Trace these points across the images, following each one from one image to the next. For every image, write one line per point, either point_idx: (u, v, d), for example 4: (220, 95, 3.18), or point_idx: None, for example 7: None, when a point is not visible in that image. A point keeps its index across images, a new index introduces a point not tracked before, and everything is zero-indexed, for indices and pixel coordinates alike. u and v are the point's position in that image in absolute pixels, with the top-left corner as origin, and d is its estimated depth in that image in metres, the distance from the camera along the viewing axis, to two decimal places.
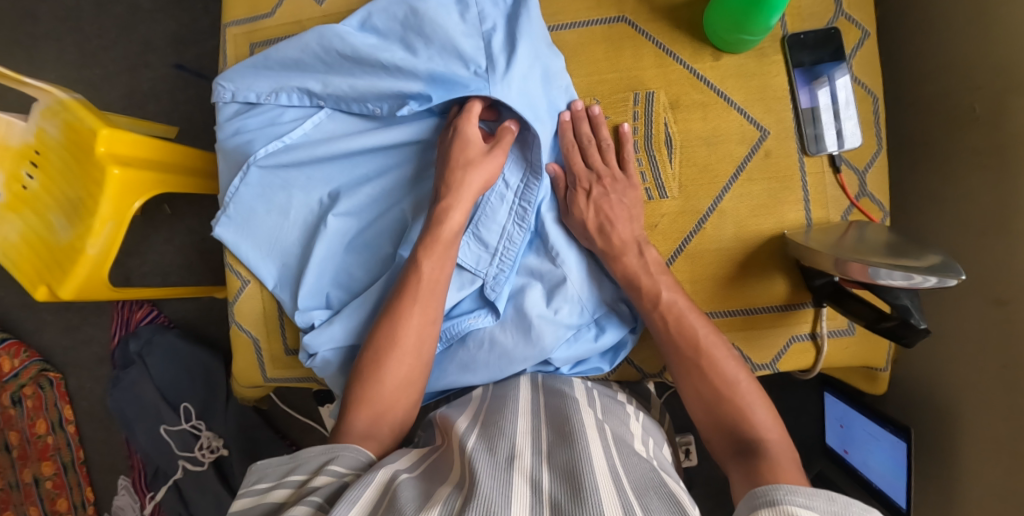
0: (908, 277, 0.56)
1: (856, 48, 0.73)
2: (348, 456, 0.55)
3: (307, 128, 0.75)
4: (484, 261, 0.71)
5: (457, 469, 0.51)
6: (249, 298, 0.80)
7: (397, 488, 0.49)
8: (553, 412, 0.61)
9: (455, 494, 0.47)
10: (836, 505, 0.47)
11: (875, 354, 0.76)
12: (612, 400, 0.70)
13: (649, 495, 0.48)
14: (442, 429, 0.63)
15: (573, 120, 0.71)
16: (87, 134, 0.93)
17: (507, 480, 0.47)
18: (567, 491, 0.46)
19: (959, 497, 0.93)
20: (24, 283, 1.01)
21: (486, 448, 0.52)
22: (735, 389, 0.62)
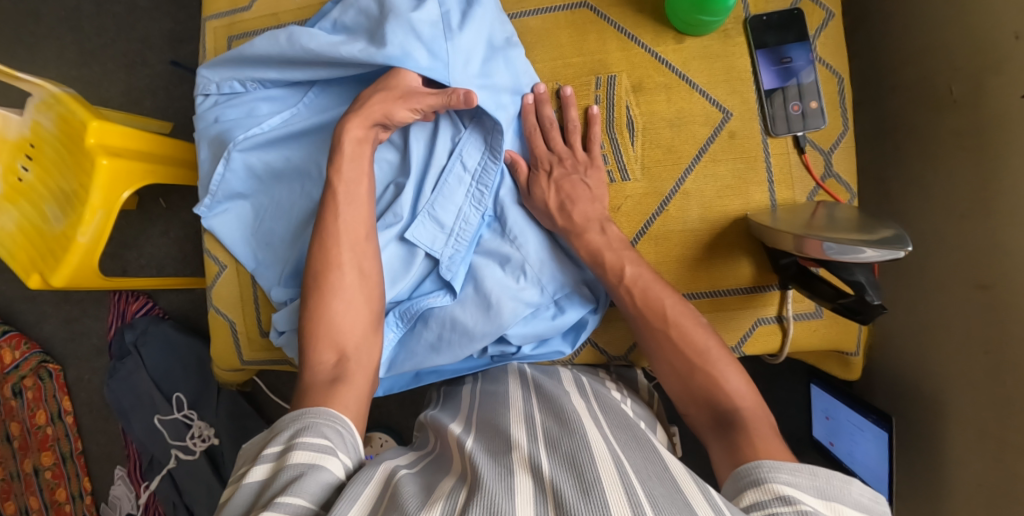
0: (859, 252, 0.56)
1: (820, 30, 0.74)
2: (320, 425, 0.54)
3: (285, 117, 0.76)
4: (440, 241, 0.72)
5: (459, 465, 0.53)
6: (226, 282, 0.82)
7: (399, 482, 0.51)
8: (549, 403, 0.63)
9: (458, 485, 0.49)
10: (819, 478, 0.48)
11: (844, 338, 0.76)
12: (601, 387, 0.73)
13: (653, 470, 0.49)
14: (437, 433, 0.66)
15: (536, 102, 0.73)
16: (78, 126, 0.96)
17: (507, 470, 0.49)
18: (565, 471, 0.48)
19: (945, 486, 0.92)
20: (19, 272, 1.04)
21: (485, 448, 0.55)
22: (707, 360, 0.62)
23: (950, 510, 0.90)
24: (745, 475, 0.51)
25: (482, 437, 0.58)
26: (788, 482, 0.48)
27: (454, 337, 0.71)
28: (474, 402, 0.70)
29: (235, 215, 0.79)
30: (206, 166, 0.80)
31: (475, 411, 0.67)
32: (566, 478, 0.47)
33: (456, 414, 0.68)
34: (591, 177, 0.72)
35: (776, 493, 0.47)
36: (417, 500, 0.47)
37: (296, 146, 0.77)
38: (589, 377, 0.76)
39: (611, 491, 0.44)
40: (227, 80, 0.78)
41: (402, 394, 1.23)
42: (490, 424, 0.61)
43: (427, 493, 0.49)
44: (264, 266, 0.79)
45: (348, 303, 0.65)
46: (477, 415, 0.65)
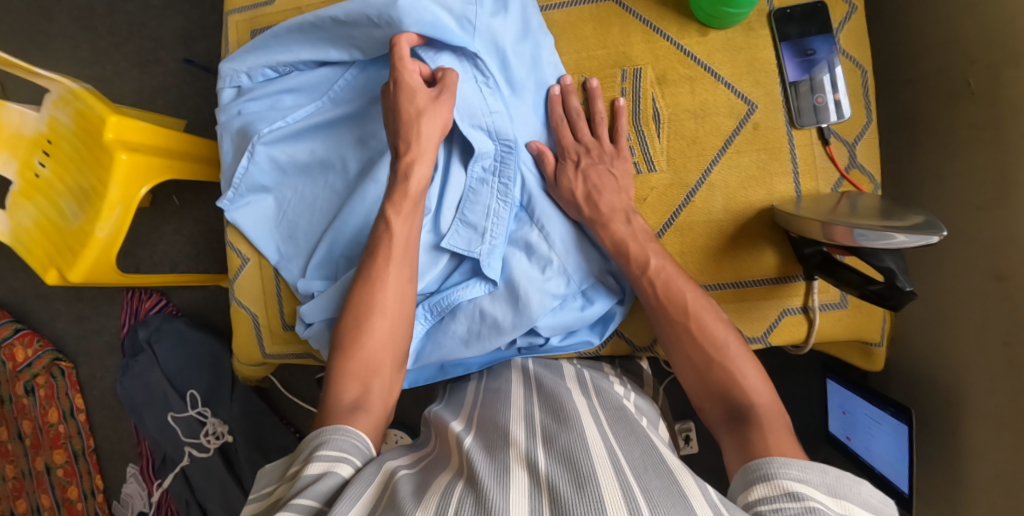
0: (890, 238, 0.56)
1: (843, 22, 0.74)
2: (338, 440, 0.55)
3: (311, 110, 0.76)
4: (475, 242, 0.72)
5: (457, 461, 0.53)
6: (249, 276, 0.82)
7: (396, 481, 0.50)
8: (548, 399, 0.63)
9: (455, 481, 0.49)
10: (829, 477, 0.47)
11: (869, 327, 0.76)
12: (603, 381, 0.73)
13: (649, 464, 0.49)
14: (437, 430, 0.66)
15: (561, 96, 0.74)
16: (96, 121, 0.96)
17: (503, 465, 0.49)
18: (561, 466, 0.47)
19: (963, 478, 0.91)
20: (36, 267, 1.04)
21: (483, 445, 0.54)
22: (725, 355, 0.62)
23: (969, 502, 0.90)
24: (757, 471, 0.51)
25: (478, 433, 0.58)
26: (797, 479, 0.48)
27: (482, 328, 0.72)
28: (477, 397, 0.70)
29: (258, 208, 0.79)
30: (230, 159, 0.80)
31: (476, 408, 0.66)
32: (562, 474, 0.46)
33: (460, 410, 0.68)
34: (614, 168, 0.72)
35: (786, 489, 0.47)
36: (413, 498, 0.46)
37: (320, 138, 0.77)
38: (590, 371, 0.76)
39: (606, 487, 0.44)
40: (253, 71, 0.78)
41: (417, 390, 1.23)
42: (487, 420, 0.61)
43: (423, 488, 0.49)
44: (289, 258, 0.79)
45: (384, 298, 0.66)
46: (478, 411, 0.65)
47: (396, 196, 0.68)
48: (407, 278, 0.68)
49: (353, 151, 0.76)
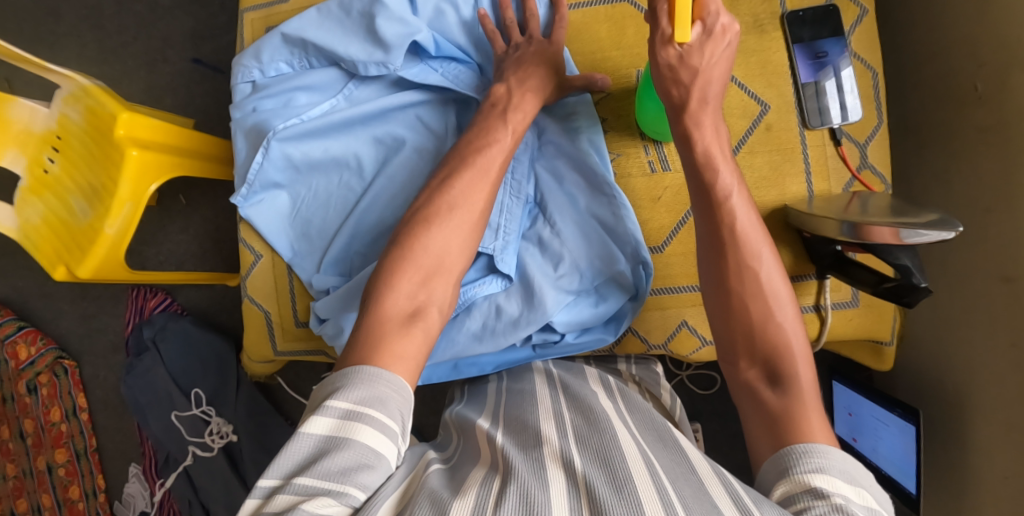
0: (906, 233, 0.57)
1: (854, 26, 0.75)
2: (386, 398, 0.50)
3: (325, 106, 0.77)
4: (490, 238, 0.71)
5: (490, 456, 0.53)
6: (261, 273, 0.81)
7: (430, 473, 0.52)
8: (575, 401, 0.63)
9: (490, 475, 0.49)
10: (852, 469, 0.47)
11: (880, 326, 0.76)
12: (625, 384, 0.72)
13: (684, 469, 0.49)
14: (462, 431, 0.66)
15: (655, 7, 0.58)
16: (107, 118, 0.96)
17: (538, 463, 0.49)
18: (595, 470, 0.47)
19: (970, 479, 0.92)
20: (44, 264, 1.04)
21: (516, 443, 0.55)
22: (767, 328, 0.58)
23: (975, 502, 0.90)
24: (780, 462, 0.49)
25: (507, 433, 0.58)
26: (819, 471, 0.46)
27: (498, 325, 0.72)
28: (501, 397, 0.70)
29: (272, 204, 0.79)
30: (244, 156, 0.80)
31: (501, 411, 0.66)
32: (597, 476, 0.46)
33: (484, 411, 0.68)
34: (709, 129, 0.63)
35: (808, 485, 0.45)
36: (449, 489, 0.47)
37: (335, 135, 0.76)
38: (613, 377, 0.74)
39: (643, 490, 0.43)
40: (267, 67, 0.78)
41: (424, 390, 1.23)
42: (516, 419, 0.61)
43: (458, 482, 0.49)
44: (302, 255, 0.79)
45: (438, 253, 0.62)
46: (505, 413, 0.65)
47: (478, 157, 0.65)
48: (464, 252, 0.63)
49: (368, 149, 0.76)
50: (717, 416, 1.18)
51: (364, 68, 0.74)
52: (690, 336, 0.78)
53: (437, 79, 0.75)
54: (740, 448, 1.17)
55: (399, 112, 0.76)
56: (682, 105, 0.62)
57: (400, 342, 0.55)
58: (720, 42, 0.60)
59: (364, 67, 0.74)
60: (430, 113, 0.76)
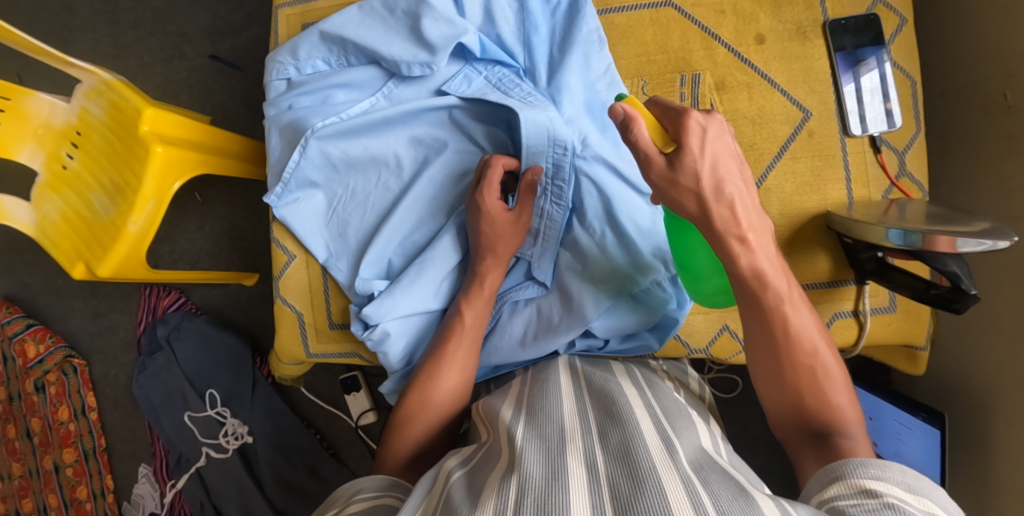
0: (960, 242, 0.57)
1: (895, 34, 0.75)
2: (369, 483, 0.58)
3: (363, 106, 0.77)
4: (528, 244, 0.74)
5: (507, 455, 0.52)
6: (295, 273, 0.81)
7: (450, 488, 0.50)
8: (599, 394, 0.62)
9: (507, 475, 0.48)
10: (909, 476, 0.48)
11: (916, 332, 0.77)
12: (653, 376, 0.71)
13: (709, 465, 0.49)
14: (485, 421, 0.65)
15: (624, 118, 0.52)
16: (131, 113, 0.94)
17: (559, 460, 0.48)
18: (618, 464, 0.47)
19: (992, 483, 0.93)
20: (62, 262, 1.02)
21: (535, 435, 0.54)
22: (827, 411, 0.58)
23: (998, 508, 0.91)
24: (835, 469, 0.51)
25: (527, 424, 0.57)
26: (875, 477, 0.48)
27: (540, 331, 0.73)
28: (524, 385, 0.69)
29: (308, 205, 0.79)
30: (279, 154, 0.80)
31: (522, 399, 0.65)
32: (620, 472, 0.46)
33: (510, 396, 0.67)
34: (751, 243, 0.54)
35: (861, 486, 0.47)
36: (466, 501, 0.46)
37: (373, 135, 0.76)
38: (641, 369, 0.73)
39: (669, 484, 0.43)
40: (304, 64, 0.78)
41: None
42: (537, 409, 0.60)
43: (478, 489, 0.48)
44: (338, 256, 0.79)
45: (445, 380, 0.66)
46: (525, 402, 0.64)
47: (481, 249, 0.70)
48: (467, 360, 0.68)
49: (407, 149, 0.76)
50: (738, 420, 1.19)
51: (407, 69, 0.74)
52: (732, 341, 0.80)
53: (482, 82, 0.74)
54: (760, 451, 1.18)
55: (437, 113, 0.75)
56: (706, 218, 0.52)
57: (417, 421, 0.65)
58: (723, 136, 0.51)
59: (406, 68, 0.74)
60: (478, 116, 0.75)
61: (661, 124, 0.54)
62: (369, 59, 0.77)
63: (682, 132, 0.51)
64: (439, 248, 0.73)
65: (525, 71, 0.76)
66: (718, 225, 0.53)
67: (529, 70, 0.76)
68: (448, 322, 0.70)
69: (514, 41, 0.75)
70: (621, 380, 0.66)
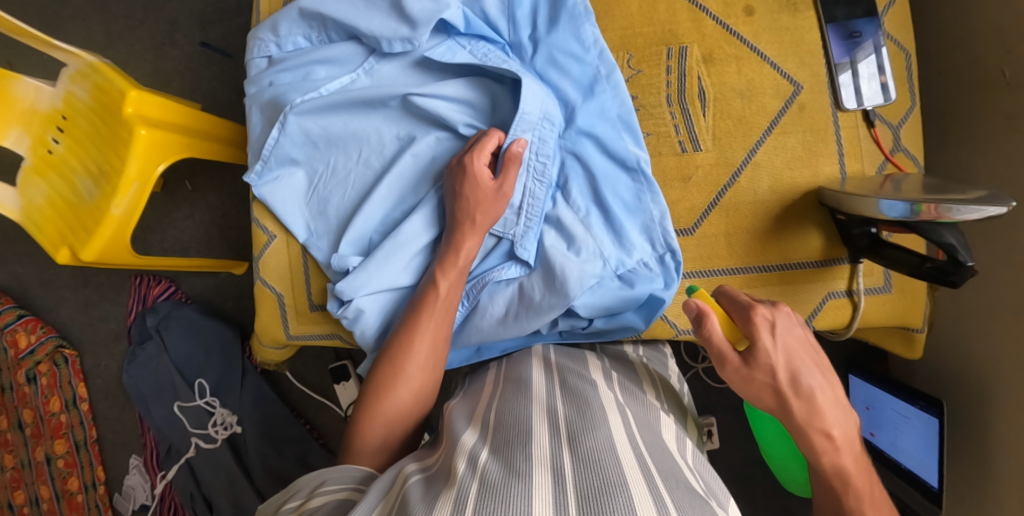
0: (958, 209, 0.55)
1: (887, 5, 0.73)
2: (336, 476, 0.59)
3: (342, 82, 0.75)
4: (511, 222, 0.71)
5: (462, 459, 0.53)
6: (275, 253, 0.79)
7: (406, 490, 0.51)
8: (571, 396, 0.63)
9: (469, 476, 0.49)
10: None
11: (912, 312, 0.74)
12: (632, 380, 0.70)
13: (678, 479, 0.50)
14: (447, 425, 0.66)
15: (698, 313, 0.57)
16: (115, 96, 0.93)
17: (525, 464, 0.49)
18: (584, 471, 0.48)
19: (991, 473, 0.90)
20: (47, 246, 1.01)
21: (502, 441, 0.55)
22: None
23: (998, 499, 0.89)
24: None
25: (494, 430, 0.58)
26: None
27: (522, 311, 0.71)
28: (497, 387, 0.70)
29: (288, 183, 0.77)
30: (260, 130, 0.78)
31: (493, 402, 0.66)
32: (588, 480, 0.46)
33: (474, 405, 0.67)
34: (837, 439, 0.57)
35: None
36: (423, 504, 0.46)
37: (353, 111, 0.74)
38: (619, 371, 0.72)
39: (637, 497, 0.44)
40: (285, 40, 0.76)
41: None
42: (506, 413, 0.61)
43: (436, 490, 0.49)
44: (319, 235, 0.77)
45: (412, 354, 0.66)
46: (495, 407, 0.64)
47: (460, 218, 0.68)
48: (439, 335, 0.68)
49: (389, 127, 0.74)
50: (732, 411, 1.17)
51: (388, 44, 0.72)
52: None
53: (466, 56, 0.71)
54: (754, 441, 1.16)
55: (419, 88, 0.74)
56: (785, 411, 0.57)
57: (384, 408, 0.66)
58: (792, 330, 0.57)
59: (387, 44, 0.72)
60: (465, 91, 0.73)
61: (732, 319, 0.59)
62: (350, 34, 0.75)
63: (754, 329, 0.56)
64: (412, 224, 0.71)
65: (510, 46, 0.74)
66: (801, 420, 0.57)
67: (514, 44, 0.73)
68: (419, 295, 0.69)
69: (499, 15, 0.72)
70: (594, 381, 0.67)
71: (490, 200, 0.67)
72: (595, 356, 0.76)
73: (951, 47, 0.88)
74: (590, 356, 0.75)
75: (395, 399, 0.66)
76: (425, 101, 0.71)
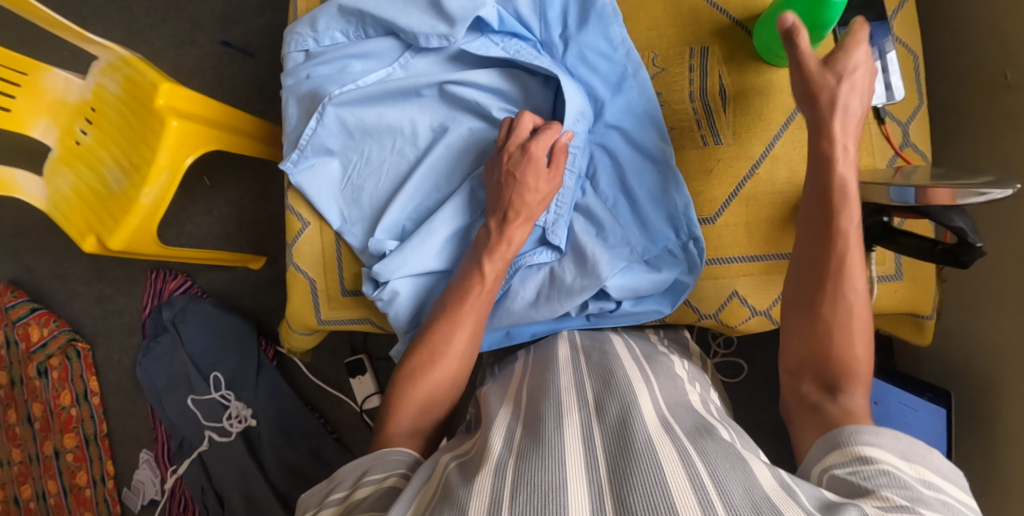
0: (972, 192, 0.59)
1: (896, 11, 0.78)
2: (376, 464, 0.59)
3: (379, 75, 0.78)
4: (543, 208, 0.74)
5: (497, 436, 0.55)
6: (308, 239, 0.82)
7: (445, 471, 0.53)
8: (598, 369, 0.65)
9: (505, 453, 0.51)
10: (903, 442, 0.50)
11: (923, 299, 0.79)
12: (656, 351, 0.73)
13: (703, 432, 0.52)
14: (483, 409, 0.68)
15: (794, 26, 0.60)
16: (146, 88, 0.95)
17: (555, 434, 0.52)
18: (615, 436, 0.51)
19: (998, 461, 0.93)
20: (73, 234, 1.03)
21: (532, 416, 0.57)
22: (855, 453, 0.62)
23: (1005, 485, 0.92)
24: (832, 439, 0.54)
25: (525, 408, 0.61)
26: (870, 443, 0.51)
27: (553, 293, 0.74)
28: (527, 369, 0.72)
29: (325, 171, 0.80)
30: (297, 120, 0.81)
31: (524, 384, 0.68)
32: (617, 444, 0.49)
33: (506, 387, 0.70)
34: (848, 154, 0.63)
35: (857, 453, 0.50)
36: (463, 480, 0.49)
37: (390, 102, 0.77)
38: (641, 344, 0.75)
39: (663, 452, 0.46)
40: (323, 35, 0.79)
41: None
42: (536, 390, 0.64)
43: (472, 470, 0.51)
44: (353, 222, 0.80)
45: (453, 336, 0.69)
46: (525, 388, 0.66)
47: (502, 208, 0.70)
48: (479, 319, 0.70)
49: (425, 117, 0.77)
50: (743, 405, 1.20)
51: (425, 41, 0.75)
52: (740, 307, 0.80)
53: (498, 52, 0.75)
54: (764, 435, 1.19)
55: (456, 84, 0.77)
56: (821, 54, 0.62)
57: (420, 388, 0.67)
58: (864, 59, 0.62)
59: (423, 40, 0.75)
60: (497, 81, 0.76)
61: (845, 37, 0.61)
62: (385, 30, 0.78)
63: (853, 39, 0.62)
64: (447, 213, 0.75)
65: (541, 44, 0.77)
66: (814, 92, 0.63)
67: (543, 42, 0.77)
68: (460, 278, 0.71)
69: (530, 14, 0.76)
70: (619, 353, 0.69)
71: (541, 187, 0.70)
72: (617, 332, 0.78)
73: (958, 50, 0.93)
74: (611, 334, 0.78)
75: (431, 384, 0.68)
76: (462, 91, 0.75)
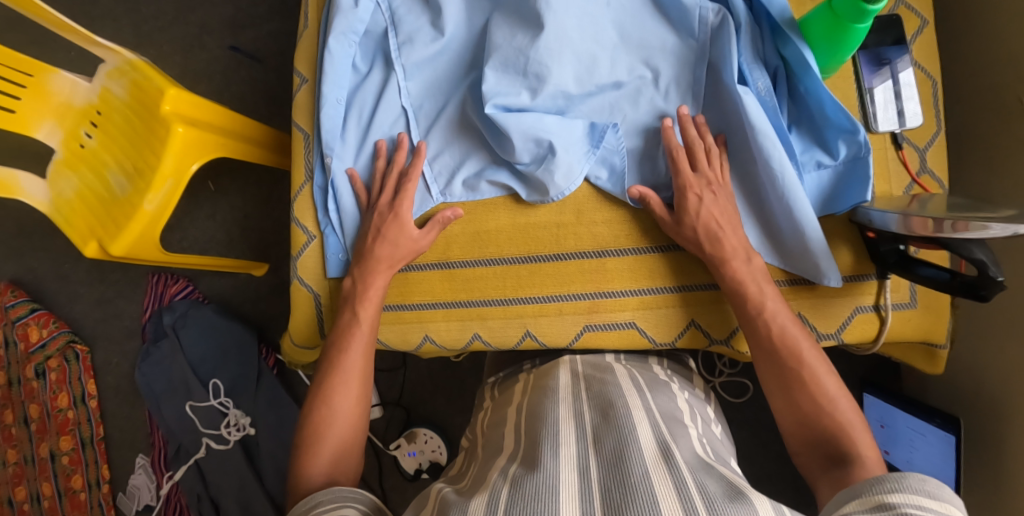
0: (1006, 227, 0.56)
1: (915, 35, 0.77)
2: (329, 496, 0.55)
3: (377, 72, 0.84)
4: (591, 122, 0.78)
5: (491, 479, 0.52)
6: (312, 253, 0.86)
7: (442, 493, 0.53)
8: (597, 397, 0.63)
9: (501, 483, 0.49)
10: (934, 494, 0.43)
11: (937, 328, 0.77)
12: (659, 384, 0.70)
13: (705, 467, 0.50)
14: (484, 446, 0.63)
15: None
16: (153, 92, 0.94)
17: (555, 468, 0.49)
18: (611, 470, 0.48)
19: (1005, 492, 0.91)
20: (74, 238, 1.02)
21: (525, 452, 0.55)
22: (809, 388, 0.62)
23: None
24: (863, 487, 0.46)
25: (525, 439, 0.58)
26: (893, 489, 0.43)
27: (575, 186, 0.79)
28: (525, 399, 0.69)
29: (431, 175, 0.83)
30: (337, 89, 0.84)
31: (522, 413, 0.65)
32: (612, 480, 0.47)
33: (505, 420, 0.67)
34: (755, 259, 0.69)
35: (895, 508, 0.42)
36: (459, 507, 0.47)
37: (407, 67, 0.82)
38: (647, 376, 0.72)
39: (661, 491, 0.44)
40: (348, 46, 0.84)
41: (451, 388, 1.25)
42: (534, 418, 0.61)
43: (472, 491, 0.51)
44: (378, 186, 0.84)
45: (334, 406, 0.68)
46: (523, 417, 0.64)
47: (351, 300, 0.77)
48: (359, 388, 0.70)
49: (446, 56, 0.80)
50: (748, 427, 1.19)
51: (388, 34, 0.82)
52: None
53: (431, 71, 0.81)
54: (769, 456, 1.17)
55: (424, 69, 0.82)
56: None
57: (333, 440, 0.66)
58: None
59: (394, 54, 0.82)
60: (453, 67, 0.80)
61: None
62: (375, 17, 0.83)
63: None
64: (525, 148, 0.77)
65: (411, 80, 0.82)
66: None
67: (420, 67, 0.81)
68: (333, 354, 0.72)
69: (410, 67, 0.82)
70: (618, 382, 0.67)
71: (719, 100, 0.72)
72: (619, 363, 0.76)
73: (971, 74, 0.91)
74: (620, 368, 0.74)
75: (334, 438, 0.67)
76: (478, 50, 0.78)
